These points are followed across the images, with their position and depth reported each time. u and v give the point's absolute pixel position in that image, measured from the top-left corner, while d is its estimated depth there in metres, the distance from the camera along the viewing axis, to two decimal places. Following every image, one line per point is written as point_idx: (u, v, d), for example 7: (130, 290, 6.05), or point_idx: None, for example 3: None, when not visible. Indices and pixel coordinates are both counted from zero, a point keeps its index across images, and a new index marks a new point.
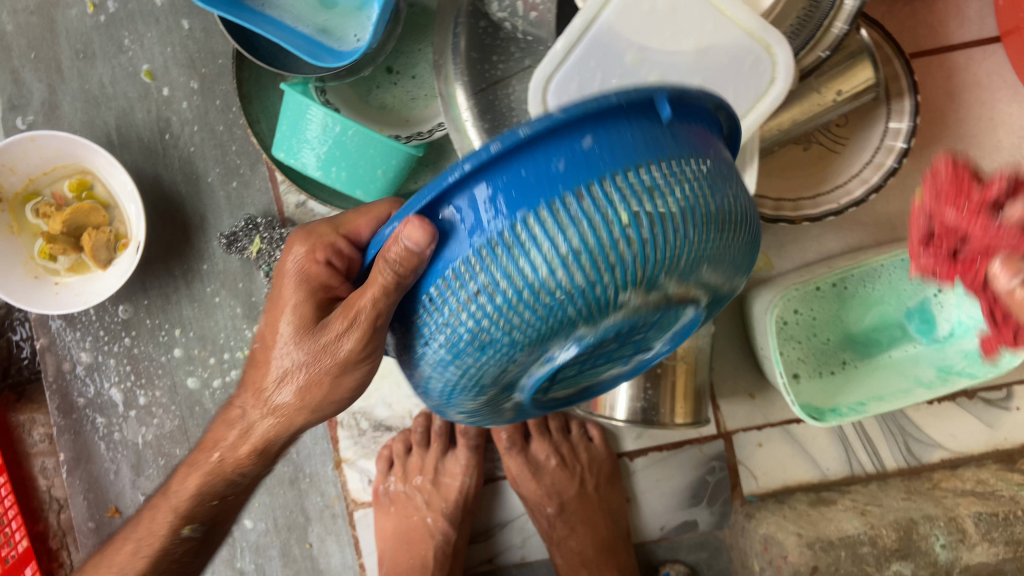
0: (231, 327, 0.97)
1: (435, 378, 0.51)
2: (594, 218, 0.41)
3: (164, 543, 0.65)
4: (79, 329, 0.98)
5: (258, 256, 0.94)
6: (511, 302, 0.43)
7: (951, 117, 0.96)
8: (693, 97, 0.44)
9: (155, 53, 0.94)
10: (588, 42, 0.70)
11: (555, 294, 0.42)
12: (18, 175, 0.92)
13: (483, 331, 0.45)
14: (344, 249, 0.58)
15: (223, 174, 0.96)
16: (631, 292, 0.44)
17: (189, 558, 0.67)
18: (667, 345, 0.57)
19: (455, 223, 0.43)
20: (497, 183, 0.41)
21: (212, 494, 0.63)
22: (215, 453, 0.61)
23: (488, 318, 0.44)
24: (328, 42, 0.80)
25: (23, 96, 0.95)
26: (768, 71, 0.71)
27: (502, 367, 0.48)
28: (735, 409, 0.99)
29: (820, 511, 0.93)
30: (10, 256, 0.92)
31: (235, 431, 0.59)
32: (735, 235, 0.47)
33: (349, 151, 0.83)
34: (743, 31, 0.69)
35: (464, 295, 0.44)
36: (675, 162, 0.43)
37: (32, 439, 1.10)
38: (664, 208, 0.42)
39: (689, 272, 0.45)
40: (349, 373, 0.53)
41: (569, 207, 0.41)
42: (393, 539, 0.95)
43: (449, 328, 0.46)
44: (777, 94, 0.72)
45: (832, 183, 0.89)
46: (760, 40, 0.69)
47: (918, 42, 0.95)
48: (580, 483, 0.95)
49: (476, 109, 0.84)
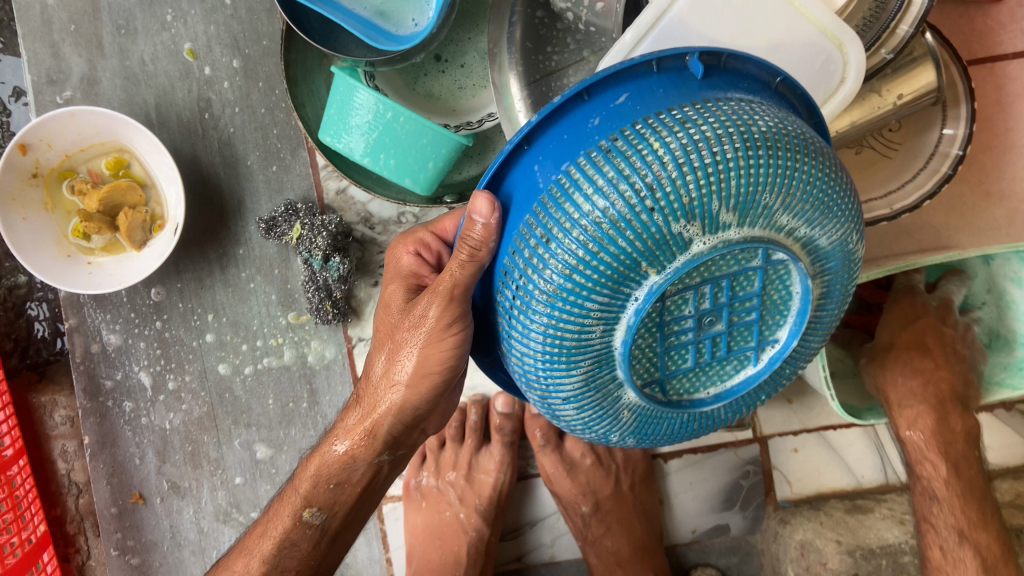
0: (265, 313, 0.95)
1: (522, 357, 0.54)
2: (634, 150, 0.47)
3: (288, 531, 0.67)
4: (109, 311, 0.96)
5: (298, 242, 0.89)
6: (570, 244, 0.47)
7: (1000, 127, 0.95)
8: (724, 68, 0.54)
9: (198, 31, 0.92)
10: (657, 34, 0.69)
11: (606, 227, 0.47)
12: (55, 151, 0.89)
13: (551, 281, 0.49)
14: (432, 243, 0.64)
15: (264, 158, 0.94)
16: (683, 221, 0.46)
17: (314, 550, 0.68)
18: (766, 325, 0.57)
19: (519, 196, 0.52)
20: (547, 151, 0.51)
21: (328, 478, 0.65)
22: (341, 445, 0.64)
23: (552, 263, 0.48)
24: (387, 26, 0.79)
25: (62, 71, 0.93)
26: (840, 70, 0.70)
27: (580, 329, 0.49)
28: (772, 413, 0.98)
29: (857, 518, 0.93)
30: (44, 233, 0.90)
31: (353, 420, 0.63)
32: (800, 165, 0.49)
33: (398, 139, 0.81)
34: (817, 28, 0.68)
35: (532, 250, 0.50)
36: (701, 105, 0.49)
37: (54, 421, 1.08)
38: (694, 136, 0.47)
39: (746, 202, 0.47)
40: (438, 343, 0.57)
41: (604, 148, 0.48)
42: (425, 535, 0.94)
43: (523, 290, 0.51)
44: (847, 93, 0.71)
45: (884, 187, 0.88)
46: (834, 37, 0.68)
47: (970, 50, 0.95)
48: (615, 482, 0.94)
49: (530, 101, 0.83)
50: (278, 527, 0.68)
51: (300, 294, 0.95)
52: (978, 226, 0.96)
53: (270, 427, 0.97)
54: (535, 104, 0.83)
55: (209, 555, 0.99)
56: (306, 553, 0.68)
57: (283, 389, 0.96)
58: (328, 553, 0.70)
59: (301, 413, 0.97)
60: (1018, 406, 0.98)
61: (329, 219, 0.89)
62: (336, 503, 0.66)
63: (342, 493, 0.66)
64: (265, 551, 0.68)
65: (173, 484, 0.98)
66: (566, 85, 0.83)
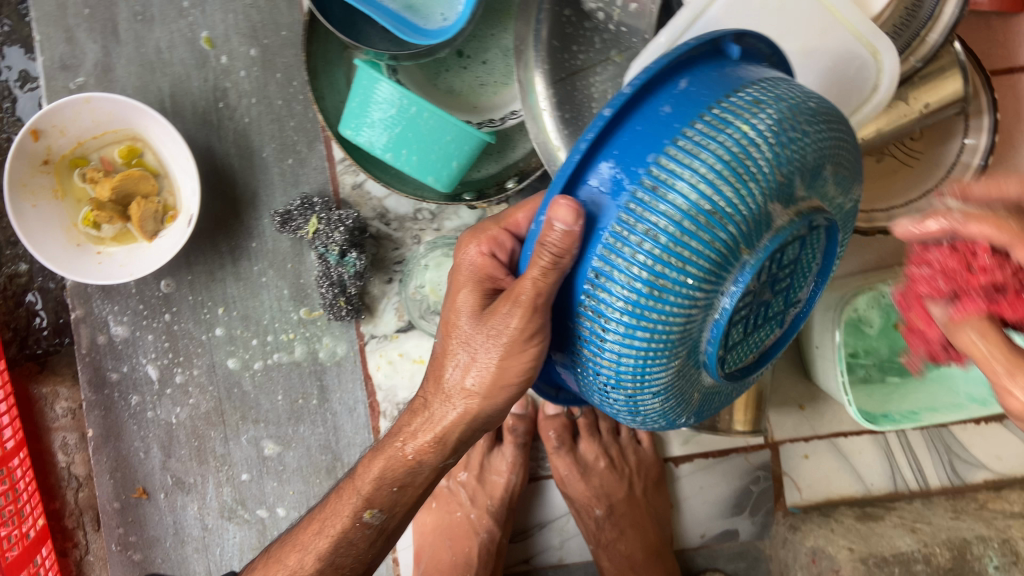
0: (276, 308, 0.94)
1: (610, 358, 0.52)
2: (718, 133, 0.47)
3: (346, 527, 0.66)
4: (117, 302, 0.94)
5: (313, 237, 0.88)
6: (675, 236, 0.46)
7: (1017, 139, 0.95)
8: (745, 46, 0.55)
9: (216, 20, 0.91)
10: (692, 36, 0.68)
11: (711, 214, 0.46)
12: (67, 137, 0.88)
13: (657, 277, 0.47)
14: (507, 242, 0.60)
15: (279, 150, 0.92)
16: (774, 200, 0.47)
17: (367, 546, 0.68)
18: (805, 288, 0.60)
19: (597, 196, 0.48)
20: (620, 145, 0.48)
21: (393, 480, 0.65)
22: (407, 446, 0.63)
23: (658, 259, 0.46)
24: (416, 19, 0.78)
25: (75, 56, 0.91)
26: (873, 78, 0.68)
27: (684, 319, 0.49)
28: (784, 419, 0.97)
29: (869, 526, 0.92)
30: (53, 221, 0.88)
31: (420, 421, 0.62)
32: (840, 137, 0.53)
33: (421, 135, 0.80)
34: (851, 33, 0.67)
35: (630, 248, 0.47)
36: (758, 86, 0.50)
37: (55, 413, 1.06)
38: (769, 118, 0.48)
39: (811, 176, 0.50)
40: (517, 355, 0.55)
41: (692, 135, 0.47)
42: (434, 536, 0.94)
43: (621, 290, 0.48)
44: (879, 103, 0.70)
45: (905, 197, 0.89)
46: (868, 45, 0.67)
47: (990, 61, 0.95)
48: (629, 486, 0.92)
49: (555, 99, 0.82)
50: (336, 526, 0.67)
51: (313, 289, 0.94)
52: None
53: (279, 424, 0.95)
54: (561, 102, 0.82)
55: (213, 552, 0.97)
56: (362, 550, 0.68)
57: (292, 385, 0.95)
58: (381, 551, 0.69)
59: (310, 410, 0.95)
60: None
61: (346, 214, 0.88)
62: (397, 504, 0.66)
63: (404, 496, 0.66)
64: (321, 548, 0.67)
65: (177, 479, 0.97)
66: (594, 85, 0.83)
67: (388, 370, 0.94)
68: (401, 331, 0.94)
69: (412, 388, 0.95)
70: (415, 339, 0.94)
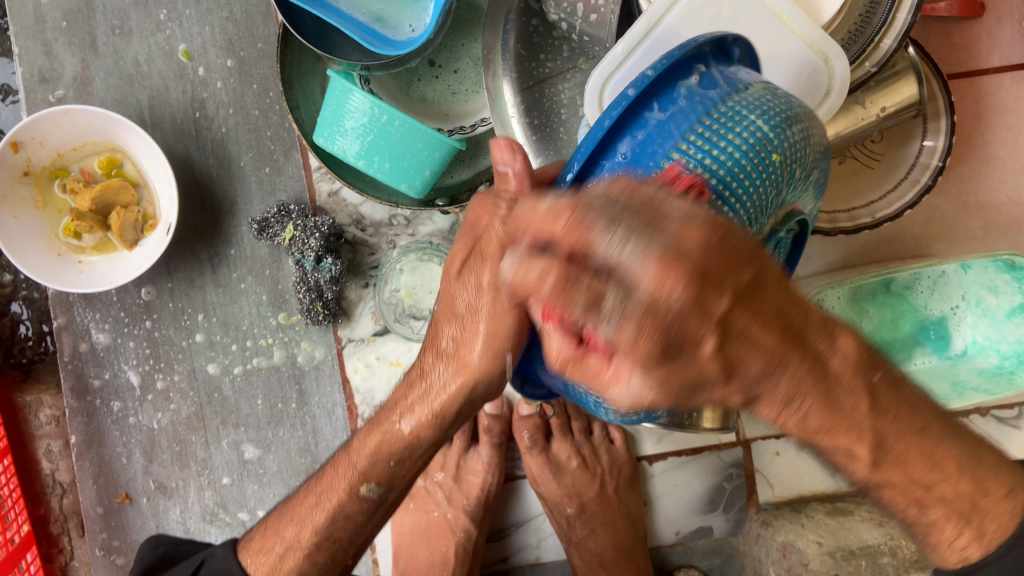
0: (255, 314, 0.96)
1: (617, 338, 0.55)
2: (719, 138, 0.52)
3: (346, 503, 0.64)
4: (99, 310, 0.96)
5: (290, 244, 0.90)
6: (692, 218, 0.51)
7: (978, 140, 0.98)
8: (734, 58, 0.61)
9: (193, 33, 0.93)
10: (649, 43, 0.70)
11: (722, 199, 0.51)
12: (47, 149, 0.89)
13: None
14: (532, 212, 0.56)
15: (257, 159, 0.94)
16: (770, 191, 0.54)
17: (364, 520, 0.65)
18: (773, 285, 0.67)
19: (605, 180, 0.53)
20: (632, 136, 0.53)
21: (390, 454, 0.62)
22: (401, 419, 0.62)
23: None
24: (385, 30, 0.80)
25: (55, 70, 0.93)
26: (824, 82, 0.71)
27: None
28: (755, 418, 0.99)
29: (837, 521, 0.94)
30: (34, 231, 0.90)
31: (416, 391, 0.61)
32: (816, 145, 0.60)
33: (393, 142, 0.82)
34: (802, 40, 0.69)
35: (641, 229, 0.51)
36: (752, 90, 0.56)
37: (39, 420, 1.07)
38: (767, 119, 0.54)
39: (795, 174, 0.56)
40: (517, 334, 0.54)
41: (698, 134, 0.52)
42: (412, 535, 0.95)
43: None
44: (831, 106, 0.73)
45: (867, 198, 0.91)
46: (819, 50, 0.70)
47: (951, 65, 0.97)
48: (601, 484, 0.95)
49: (523, 106, 0.85)
50: (331, 500, 0.64)
51: (290, 295, 0.95)
52: (954, 237, 0.99)
53: (258, 427, 0.97)
54: (528, 109, 0.85)
55: None
56: (360, 524, 0.65)
57: (271, 390, 0.97)
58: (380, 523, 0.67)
59: (289, 414, 0.97)
60: (993, 411, 1.01)
61: (322, 220, 0.90)
62: (396, 478, 0.63)
63: (401, 470, 0.63)
64: (316, 522, 0.65)
65: (160, 484, 0.98)
66: (560, 92, 0.85)
67: (366, 373, 0.96)
68: (378, 335, 0.96)
69: (390, 391, 0.96)
70: (392, 343, 0.96)
